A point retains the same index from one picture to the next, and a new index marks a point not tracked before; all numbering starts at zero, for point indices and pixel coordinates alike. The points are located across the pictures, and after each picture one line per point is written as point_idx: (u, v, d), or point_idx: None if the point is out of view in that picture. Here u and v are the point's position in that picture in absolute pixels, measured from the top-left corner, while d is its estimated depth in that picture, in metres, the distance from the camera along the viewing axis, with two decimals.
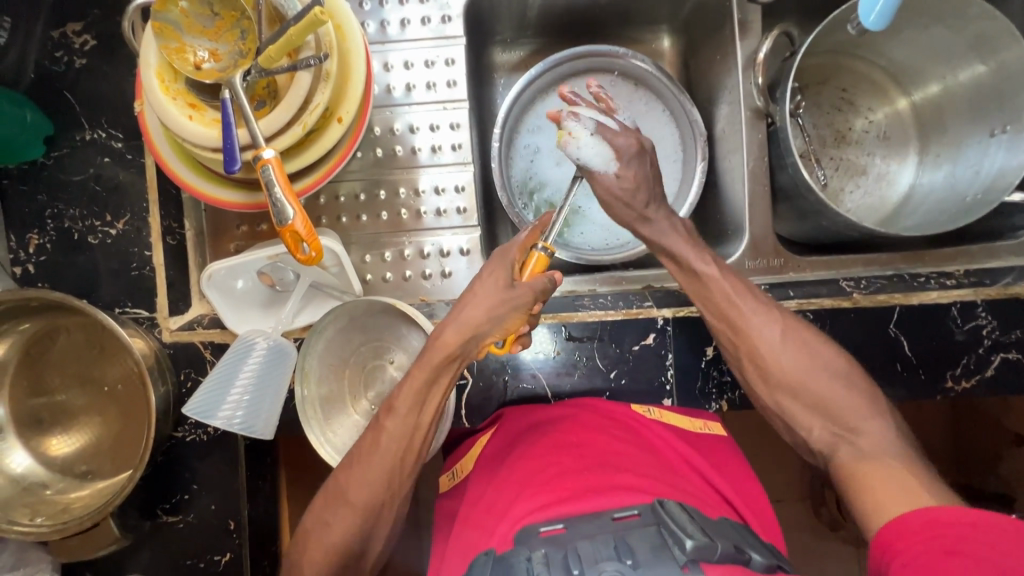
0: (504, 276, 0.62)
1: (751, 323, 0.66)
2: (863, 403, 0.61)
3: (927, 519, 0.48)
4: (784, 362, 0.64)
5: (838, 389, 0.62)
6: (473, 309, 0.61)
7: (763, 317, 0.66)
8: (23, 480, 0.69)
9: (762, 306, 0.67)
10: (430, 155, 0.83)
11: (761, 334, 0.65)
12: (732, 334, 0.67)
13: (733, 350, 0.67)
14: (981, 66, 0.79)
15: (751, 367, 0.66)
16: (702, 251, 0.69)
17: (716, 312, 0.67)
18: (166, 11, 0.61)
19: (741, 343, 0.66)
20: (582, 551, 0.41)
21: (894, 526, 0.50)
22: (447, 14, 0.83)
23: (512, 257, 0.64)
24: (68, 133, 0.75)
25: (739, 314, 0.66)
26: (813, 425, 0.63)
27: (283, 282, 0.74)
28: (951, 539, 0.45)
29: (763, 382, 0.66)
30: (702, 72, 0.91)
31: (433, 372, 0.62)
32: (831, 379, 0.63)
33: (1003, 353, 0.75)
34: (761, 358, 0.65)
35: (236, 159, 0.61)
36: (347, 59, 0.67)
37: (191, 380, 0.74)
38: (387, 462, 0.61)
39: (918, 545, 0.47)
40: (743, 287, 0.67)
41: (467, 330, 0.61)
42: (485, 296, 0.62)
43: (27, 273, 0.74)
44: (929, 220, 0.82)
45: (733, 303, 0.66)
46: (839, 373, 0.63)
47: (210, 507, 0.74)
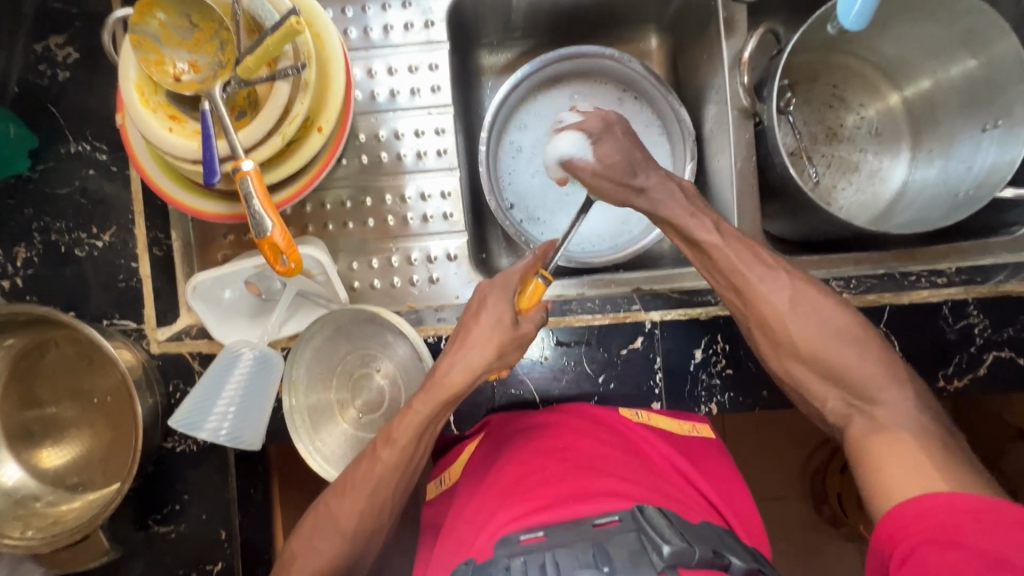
0: (507, 311, 0.65)
1: (759, 291, 0.63)
2: (874, 377, 0.58)
3: (928, 507, 0.47)
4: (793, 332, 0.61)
5: (853, 358, 0.58)
6: (479, 351, 0.64)
7: (769, 287, 0.63)
8: (15, 493, 0.70)
9: (768, 269, 0.63)
10: (416, 160, 0.83)
11: (769, 298, 0.62)
12: (739, 301, 0.65)
13: (743, 315, 0.65)
14: (971, 61, 0.78)
15: (761, 335, 0.63)
16: (702, 217, 0.66)
17: (723, 279, 0.65)
18: (144, 24, 0.60)
19: (749, 313, 0.64)
20: (562, 560, 0.41)
21: (893, 513, 0.49)
22: (430, 19, 0.83)
23: (513, 283, 0.67)
24: (53, 146, 0.75)
25: (746, 281, 0.63)
26: (826, 398, 0.59)
27: (270, 291, 0.74)
28: (957, 529, 0.45)
29: (774, 354, 0.63)
30: (691, 71, 0.90)
31: (434, 407, 0.63)
32: (848, 348, 0.59)
33: (996, 351, 0.74)
34: (768, 328, 0.62)
35: (216, 172, 0.61)
36: (326, 68, 0.67)
37: (179, 391, 0.74)
38: (376, 478, 0.62)
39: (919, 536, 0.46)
40: (748, 251, 0.64)
41: (472, 369, 0.64)
42: (489, 333, 0.64)
43: (15, 286, 0.75)
44: (920, 217, 0.81)
45: (739, 268, 0.64)
46: (853, 344, 0.59)
47: (201, 517, 0.74)
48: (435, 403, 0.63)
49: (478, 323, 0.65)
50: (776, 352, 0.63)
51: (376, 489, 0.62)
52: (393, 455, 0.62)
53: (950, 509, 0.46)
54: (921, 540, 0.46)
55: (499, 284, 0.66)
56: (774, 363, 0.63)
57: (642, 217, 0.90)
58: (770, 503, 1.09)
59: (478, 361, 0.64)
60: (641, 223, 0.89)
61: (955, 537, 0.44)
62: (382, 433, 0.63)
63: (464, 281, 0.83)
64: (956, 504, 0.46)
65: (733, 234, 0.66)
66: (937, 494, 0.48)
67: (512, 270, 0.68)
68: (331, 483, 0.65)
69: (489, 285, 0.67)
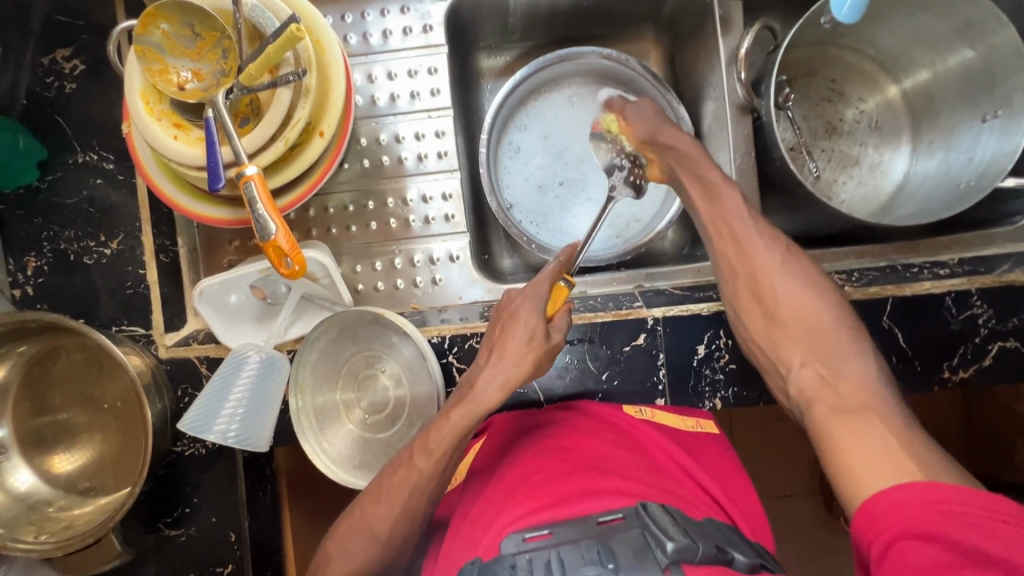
0: (540, 324, 0.65)
1: (746, 242, 0.66)
2: (838, 340, 0.60)
3: (902, 499, 0.44)
4: (773, 288, 0.64)
5: (821, 321, 0.62)
6: (511, 362, 0.64)
7: (757, 248, 0.66)
8: (28, 498, 0.71)
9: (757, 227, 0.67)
10: (416, 163, 0.84)
11: (753, 251, 0.66)
12: (722, 259, 0.68)
13: (728, 273, 0.67)
14: (969, 51, 0.78)
15: (744, 293, 0.66)
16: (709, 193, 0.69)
17: (713, 231, 0.69)
18: (148, 35, 0.61)
19: (735, 265, 0.67)
20: (567, 558, 0.41)
21: (869, 506, 0.46)
22: (429, 23, 0.84)
23: (543, 290, 0.67)
24: (61, 157, 0.76)
25: (734, 231, 0.67)
26: (793, 360, 0.61)
27: (275, 295, 0.75)
28: (935, 522, 0.41)
29: (750, 313, 0.66)
30: (688, 70, 0.91)
31: (469, 420, 0.62)
32: (824, 317, 0.62)
33: (1000, 342, 0.73)
34: (748, 285, 0.66)
35: (221, 177, 0.62)
36: (327, 73, 0.68)
37: (188, 396, 0.75)
38: (411, 486, 0.61)
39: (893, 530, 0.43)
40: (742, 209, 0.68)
41: (507, 386, 0.64)
42: (525, 349, 0.65)
43: (25, 295, 0.76)
44: (922, 208, 0.81)
45: (731, 219, 0.67)
46: (827, 310, 0.62)
47: (211, 520, 0.75)
48: (469, 419, 0.62)
49: (512, 339, 0.65)
50: (754, 309, 0.65)
51: (409, 499, 0.61)
52: (430, 464, 0.61)
53: (928, 500, 0.43)
54: (900, 534, 0.43)
55: (532, 294, 0.66)
56: (750, 325, 0.66)
57: (635, 224, 0.90)
58: (779, 499, 1.09)
59: (512, 372, 0.64)
60: (630, 232, 0.90)
61: (931, 530, 0.41)
62: (418, 443, 0.62)
63: (467, 281, 0.83)
64: (929, 496, 0.43)
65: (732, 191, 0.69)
66: (915, 484, 0.44)
67: (542, 277, 0.67)
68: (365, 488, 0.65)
69: (521, 297, 0.66)
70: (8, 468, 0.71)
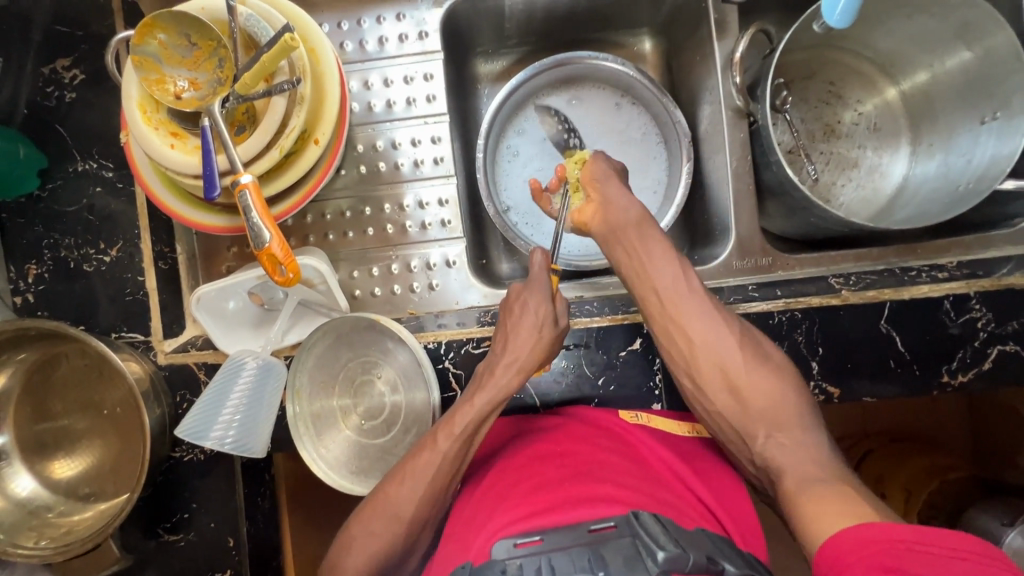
0: (549, 313, 0.66)
1: (690, 319, 0.63)
2: (793, 410, 0.59)
3: (868, 536, 0.42)
4: (727, 357, 0.62)
5: (774, 389, 0.60)
6: (521, 347, 0.64)
7: (709, 316, 0.63)
8: (29, 504, 0.71)
9: (697, 300, 0.64)
10: (413, 169, 0.84)
11: (695, 327, 0.63)
12: (676, 325, 0.64)
13: (676, 351, 0.64)
14: (967, 52, 0.77)
15: (694, 369, 0.63)
16: (652, 248, 0.66)
17: (658, 309, 0.65)
18: (145, 44, 0.62)
19: (681, 342, 0.64)
20: (557, 563, 0.42)
21: (834, 545, 0.43)
22: (424, 30, 0.84)
23: (544, 278, 0.67)
24: (62, 166, 0.77)
25: (677, 308, 0.64)
26: (756, 431, 0.59)
27: (272, 301, 0.75)
28: (899, 557, 0.39)
29: (708, 382, 0.63)
30: (685, 74, 0.91)
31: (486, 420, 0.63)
32: (776, 384, 0.60)
33: (999, 345, 0.73)
34: (704, 353, 0.63)
35: (216, 185, 0.62)
36: (321, 81, 0.69)
37: (186, 402, 0.75)
38: (393, 502, 0.60)
39: (857, 566, 0.40)
40: (683, 279, 0.65)
41: (524, 370, 0.64)
42: (537, 337, 0.65)
43: (26, 302, 0.77)
44: (922, 211, 0.81)
45: (675, 295, 0.64)
46: (777, 376, 0.61)
47: (210, 525, 0.75)
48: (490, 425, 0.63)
49: (524, 328, 0.65)
50: (712, 379, 0.62)
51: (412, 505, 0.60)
52: (438, 465, 0.60)
53: (889, 538, 0.41)
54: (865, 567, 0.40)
55: (537, 285, 0.66)
56: (708, 399, 0.63)
57: None
58: None
59: (529, 357, 0.64)
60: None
61: (896, 563, 0.39)
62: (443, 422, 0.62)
63: (464, 287, 0.83)
64: (893, 533, 0.41)
65: (672, 258, 0.66)
66: (878, 524, 0.43)
67: (536, 268, 0.67)
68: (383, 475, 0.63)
69: (528, 289, 0.66)
70: (9, 474, 0.72)
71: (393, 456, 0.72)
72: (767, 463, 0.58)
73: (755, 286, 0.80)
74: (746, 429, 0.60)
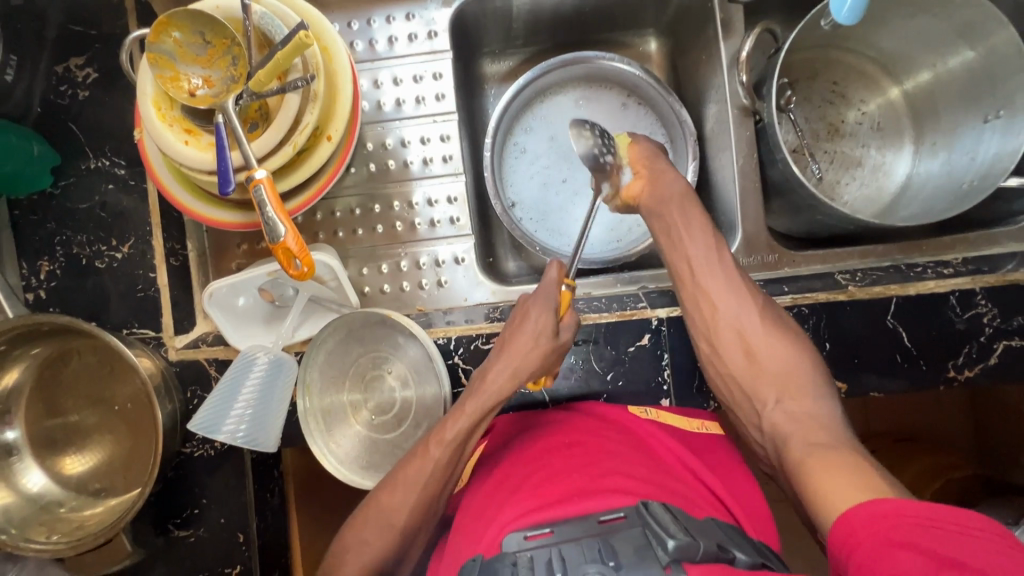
0: (550, 322, 0.65)
1: (717, 288, 0.67)
2: (808, 381, 0.62)
3: (877, 510, 0.43)
4: (748, 325, 0.66)
5: (793, 364, 0.63)
6: (516, 361, 0.65)
7: (733, 285, 0.67)
8: (40, 499, 0.72)
9: (727, 272, 0.68)
10: (422, 167, 0.85)
11: (720, 297, 0.67)
12: (702, 290, 0.68)
13: (699, 316, 0.68)
14: (969, 52, 0.78)
15: (715, 333, 0.67)
16: (689, 223, 0.70)
17: (686, 276, 0.69)
18: (160, 42, 0.63)
19: (706, 309, 0.67)
20: (568, 554, 0.42)
21: (845, 519, 0.45)
22: (433, 30, 0.85)
23: (551, 291, 0.66)
24: (74, 163, 0.78)
25: (704, 277, 0.68)
26: (767, 396, 0.63)
27: (283, 297, 0.76)
28: (908, 532, 0.40)
29: (728, 347, 0.66)
30: (690, 74, 0.92)
31: (484, 410, 0.63)
32: (797, 358, 0.64)
33: (1005, 340, 0.73)
34: (726, 319, 0.66)
35: (230, 181, 0.63)
36: (334, 79, 0.69)
37: (197, 397, 0.76)
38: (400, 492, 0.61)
39: (868, 541, 0.42)
40: (713, 251, 0.69)
41: (518, 376, 0.65)
42: (533, 346, 0.65)
43: (38, 299, 0.77)
44: (927, 207, 0.81)
45: (705, 265, 0.68)
46: (799, 351, 0.64)
47: (219, 521, 0.75)
48: (482, 410, 0.63)
49: (523, 335, 0.65)
50: (732, 343, 0.66)
51: (424, 488, 0.61)
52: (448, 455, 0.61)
53: (898, 513, 0.42)
54: (876, 541, 0.41)
55: (544, 296, 0.65)
56: (723, 364, 0.66)
57: (637, 228, 0.91)
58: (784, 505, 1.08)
59: (523, 367, 0.65)
60: (630, 237, 0.91)
61: (905, 537, 0.40)
62: (435, 432, 0.63)
63: (472, 283, 0.84)
64: (906, 508, 0.42)
65: (706, 233, 0.70)
66: (888, 499, 0.44)
67: (547, 281, 0.66)
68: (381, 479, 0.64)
69: (533, 299, 0.66)
70: (21, 470, 0.72)
71: (403, 451, 0.72)
72: (774, 430, 0.61)
73: (762, 282, 0.80)
74: (756, 392, 0.64)
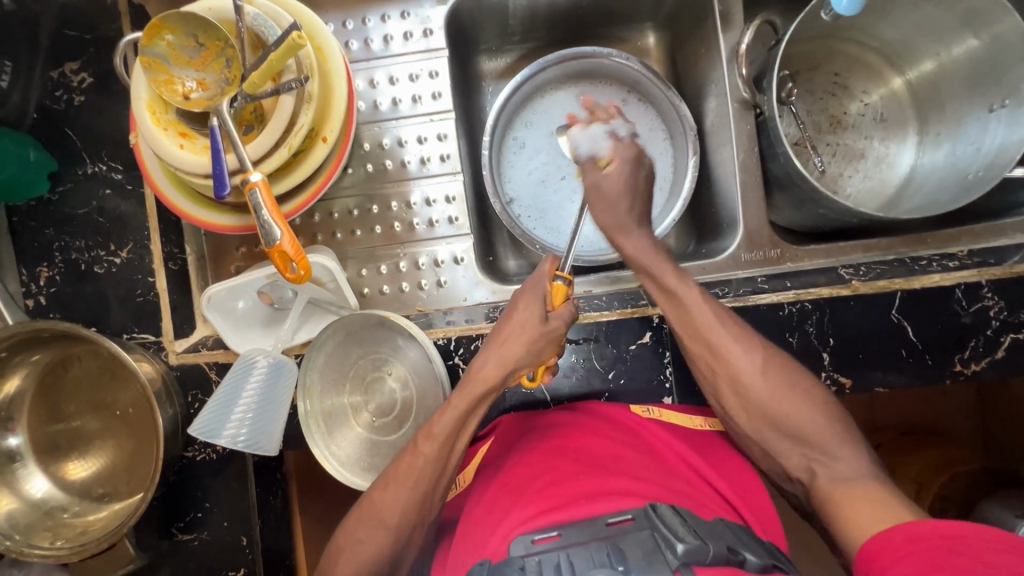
0: (537, 311, 0.64)
1: (729, 354, 0.63)
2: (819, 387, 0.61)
3: (914, 531, 0.45)
4: (758, 391, 0.62)
5: (812, 423, 0.60)
6: (508, 347, 0.64)
7: (745, 347, 0.63)
8: (43, 505, 0.72)
9: (739, 334, 0.64)
10: (419, 166, 0.85)
11: (732, 362, 0.63)
12: (708, 354, 0.65)
13: (709, 375, 0.66)
14: (974, 40, 0.77)
15: (728, 392, 0.64)
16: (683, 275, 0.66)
17: (696, 341, 0.65)
18: (154, 46, 0.62)
19: (719, 371, 0.64)
20: (577, 559, 0.41)
21: (884, 535, 0.47)
22: (429, 28, 0.85)
23: (540, 286, 0.65)
24: (71, 169, 0.78)
25: (715, 344, 0.64)
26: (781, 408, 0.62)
27: (282, 300, 0.76)
28: (938, 547, 0.41)
29: (738, 407, 0.64)
30: (689, 67, 0.91)
31: (471, 411, 0.62)
32: (818, 416, 0.60)
33: (1012, 333, 0.72)
34: (737, 383, 0.63)
35: (226, 184, 0.62)
36: (328, 79, 0.69)
37: (198, 401, 0.76)
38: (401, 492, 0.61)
39: (898, 554, 0.44)
40: (719, 312, 0.65)
41: (504, 365, 0.64)
42: (522, 332, 0.64)
43: (38, 305, 0.77)
44: (931, 199, 0.81)
45: (713, 329, 0.64)
46: (817, 412, 0.60)
47: (222, 524, 0.75)
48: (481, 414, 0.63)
49: (509, 324, 0.65)
50: (738, 400, 0.63)
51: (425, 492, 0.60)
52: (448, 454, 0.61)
53: (933, 534, 0.43)
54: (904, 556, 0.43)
55: (531, 287, 0.66)
56: (735, 420, 0.64)
57: None
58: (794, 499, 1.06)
59: (512, 354, 0.63)
60: None
61: (934, 552, 0.41)
62: (423, 429, 0.62)
63: (472, 283, 0.84)
64: (907, 533, 0.45)
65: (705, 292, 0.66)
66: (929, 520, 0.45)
67: (539, 274, 0.66)
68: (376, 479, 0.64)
69: (521, 290, 0.66)
70: (25, 475, 0.72)
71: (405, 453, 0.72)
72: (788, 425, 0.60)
73: (765, 277, 0.79)
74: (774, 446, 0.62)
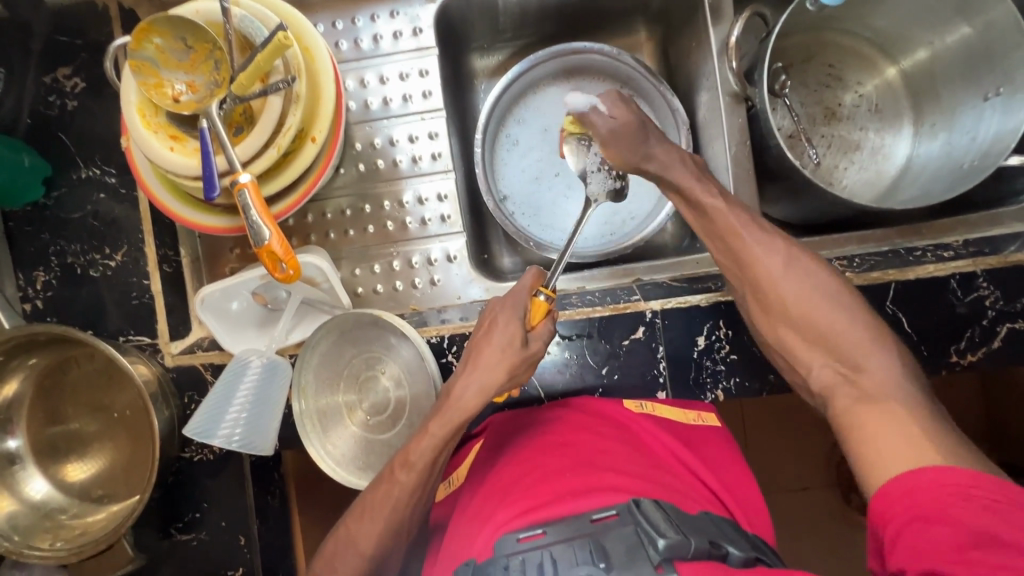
0: (519, 331, 0.64)
1: (757, 255, 0.64)
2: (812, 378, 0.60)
3: (918, 482, 0.48)
4: (788, 292, 0.63)
5: (841, 326, 0.61)
6: (489, 369, 0.63)
7: (776, 248, 0.65)
8: (43, 506, 0.72)
9: (766, 234, 0.65)
10: (411, 165, 0.85)
11: (763, 262, 0.64)
12: (739, 262, 0.65)
13: (738, 281, 0.67)
14: (967, 28, 0.76)
15: (753, 297, 0.65)
16: (707, 184, 0.67)
17: (721, 243, 0.67)
18: (143, 49, 0.63)
19: (746, 274, 0.65)
20: (559, 557, 0.41)
21: (885, 488, 0.49)
22: (418, 27, 0.85)
23: (519, 305, 0.65)
24: (65, 174, 0.78)
25: (744, 247, 0.65)
26: None
27: (275, 301, 0.76)
28: (951, 507, 0.45)
29: (769, 311, 0.64)
30: (681, 61, 0.90)
31: (448, 429, 0.62)
32: (846, 323, 0.61)
33: (1009, 323, 0.72)
34: (766, 287, 0.64)
35: (215, 186, 0.63)
36: (316, 79, 0.69)
37: (194, 402, 0.76)
38: (394, 490, 0.62)
39: (905, 514, 0.47)
40: (748, 218, 0.66)
41: (487, 390, 0.63)
42: (501, 355, 0.63)
43: (35, 308, 0.78)
44: (927, 189, 0.80)
45: (738, 230, 0.65)
46: (845, 312, 0.62)
47: (220, 524, 0.76)
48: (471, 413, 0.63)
49: (489, 345, 0.64)
50: (766, 309, 0.64)
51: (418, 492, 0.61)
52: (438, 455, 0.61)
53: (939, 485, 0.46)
54: (914, 515, 0.46)
55: (510, 304, 0.65)
56: (761, 325, 0.66)
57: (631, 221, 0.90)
58: (796, 491, 1.06)
59: (494, 378, 0.63)
60: (624, 229, 0.89)
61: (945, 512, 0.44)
62: (400, 457, 0.63)
63: (466, 281, 0.84)
64: (909, 486, 0.48)
65: (735, 202, 0.67)
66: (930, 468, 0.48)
67: (520, 288, 0.66)
68: (357, 498, 0.64)
69: (500, 306, 0.65)
70: (24, 477, 0.73)
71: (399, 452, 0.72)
72: None
73: None
74: (797, 369, 0.63)
